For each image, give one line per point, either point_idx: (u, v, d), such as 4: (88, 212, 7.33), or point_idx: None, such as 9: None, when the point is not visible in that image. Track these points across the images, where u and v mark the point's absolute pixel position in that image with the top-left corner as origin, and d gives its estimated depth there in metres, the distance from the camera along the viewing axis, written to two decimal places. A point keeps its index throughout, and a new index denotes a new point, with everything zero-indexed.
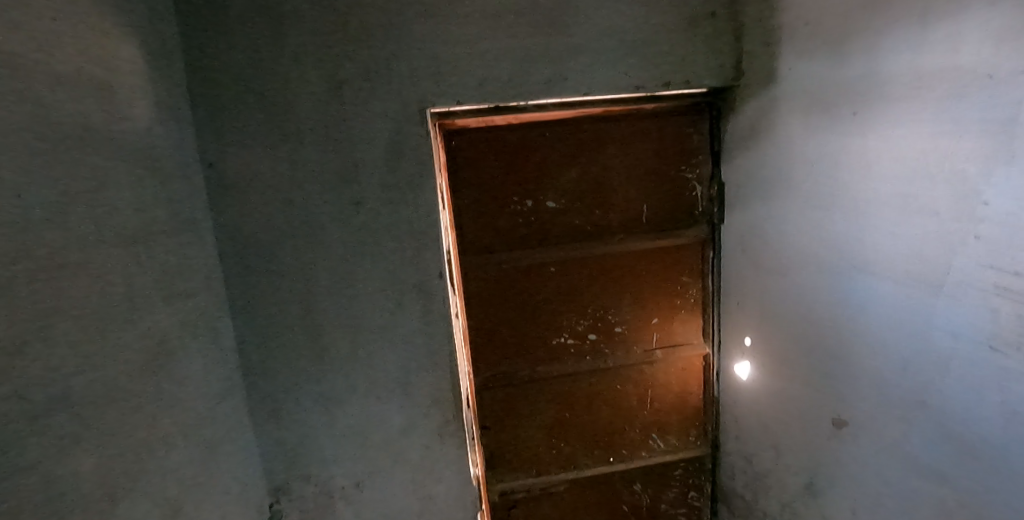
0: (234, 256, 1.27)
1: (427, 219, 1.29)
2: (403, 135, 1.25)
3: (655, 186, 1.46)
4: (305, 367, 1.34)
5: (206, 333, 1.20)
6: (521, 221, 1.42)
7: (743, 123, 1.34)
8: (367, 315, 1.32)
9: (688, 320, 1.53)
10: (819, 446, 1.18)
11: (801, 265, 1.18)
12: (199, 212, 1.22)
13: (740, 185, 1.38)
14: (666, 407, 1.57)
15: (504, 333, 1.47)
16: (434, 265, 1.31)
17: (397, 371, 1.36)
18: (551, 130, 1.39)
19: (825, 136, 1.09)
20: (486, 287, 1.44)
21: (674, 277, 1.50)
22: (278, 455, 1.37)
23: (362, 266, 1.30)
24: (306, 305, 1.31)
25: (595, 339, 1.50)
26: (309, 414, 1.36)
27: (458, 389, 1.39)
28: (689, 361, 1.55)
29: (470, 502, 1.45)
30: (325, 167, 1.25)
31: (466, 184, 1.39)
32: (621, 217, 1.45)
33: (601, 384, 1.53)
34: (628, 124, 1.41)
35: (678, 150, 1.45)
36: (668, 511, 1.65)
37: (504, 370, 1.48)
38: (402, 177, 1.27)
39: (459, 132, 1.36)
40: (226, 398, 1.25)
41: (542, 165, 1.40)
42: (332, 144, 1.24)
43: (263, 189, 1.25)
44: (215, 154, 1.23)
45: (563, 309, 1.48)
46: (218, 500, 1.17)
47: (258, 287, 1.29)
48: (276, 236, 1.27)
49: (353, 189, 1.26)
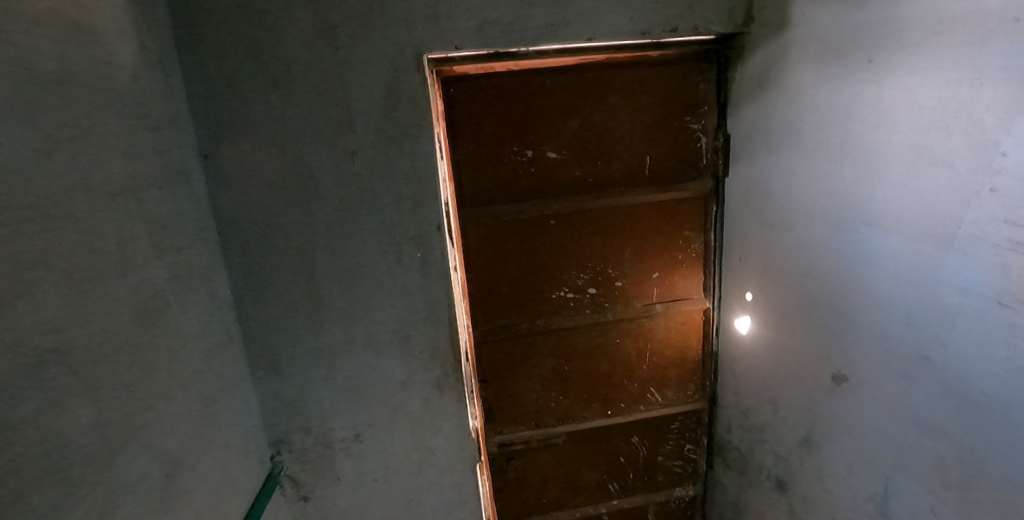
0: (227, 208, 1.24)
1: (425, 171, 1.25)
2: (399, 83, 1.19)
3: (659, 137, 1.41)
4: (304, 321, 1.33)
5: (202, 287, 1.19)
6: (520, 172, 1.38)
7: (752, 71, 1.28)
8: (366, 269, 1.31)
9: (689, 275, 1.51)
10: (817, 400, 1.19)
11: (807, 220, 1.16)
12: (191, 163, 1.18)
13: (746, 137, 1.33)
14: (665, 362, 1.58)
15: (503, 287, 1.45)
16: (433, 219, 1.28)
17: (396, 325, 1.35)
18: (552, 77, 1.33)
19: (837, 85, 1.04)
20: (485, 240, 1.41)
21: (677, 231, 1.48)
22: (278, 407, 1.39)
23: (359, 219, 1.27)
24: (302, 259, 1.29)
25: (595, 294, 1.49)
26: (309, 367, 1.36)
27: (458, 343, 1.39)
28: (688, 316, 1.54)
29: (469, 453, 1.48)
30: (318, 116, 1.20)
31: (464, 134, 1.34)
32: (623, 169, 1.41)
33: (600, 339, 1.53)
34: (633, 72, 1.35)
35: (684, 100, 1.40)
36: (664, 462, 1.68)
37: (504, 324, 1.48)
38: (398, 126, 1.22)
39: (457, 79, 1.30)
40: (224, 352, 1.25)
41: (543, 115, 1.35)
42: (325, 92, 1.19)
43: (255, 139, 1.20)
44: (204, 101, 1.18)
45: (563, 263, 1.45)
46: (219, 452, 1.18)
47: (254, 240, 1.27)
48: (270, 187, 1.24)
49: (348, 139, 1.22)
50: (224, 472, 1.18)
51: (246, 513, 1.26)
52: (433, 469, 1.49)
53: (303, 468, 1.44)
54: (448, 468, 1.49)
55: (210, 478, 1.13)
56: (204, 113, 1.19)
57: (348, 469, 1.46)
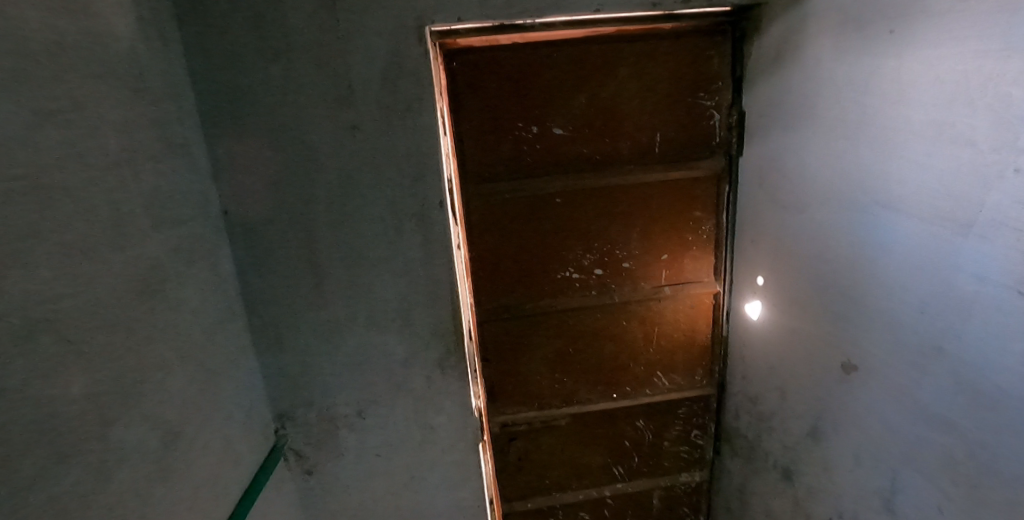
0: (230, 182, 1.24)
1: (426, 147, 1.23)
2: (401, 55, 1.17)
3: (670, 113, 1.34)
4: (306, 297, 1.34)
5: (204, 261, 1.20)
6: (525, 149, 1.34)
7: (768, 45, 1.22)
8: (366, 246, 1.30)
9: (699, 257, 1.46)
10: (826, 388, 1.14)
11: (821, 201, 1.10)
12: (192, 136, 1.18)
13: (761, 115, 1.27)
14: (673, 346, 1.52)
15: (507, 266, 1.42)
16: (435, 195, 1.26)
17: (397, 303, 1.35)
18: (558, 50, 1.27)
19: (856, 59, 0.98)
20: (488, 218, 1.38)
21: (687, 212, 1.42)
22: (282, 381, 1.40)
23: (360, 195, 1.26)
24: (303, 235, 1.28)
25: (601, 275, 1.44)
26: (311, 343, 1.37)
27: (460, 322, 1.38)
28: (698, 300, 1.49)
29: (470, 432, 1.48)
30: (318, 90, 1.18)
31: (468, 108, 1.30)
32: (632, 146, 1.35)
33: (607, 320, 1.48)
34: (644, 44, 1.29)
35: (697, 74, 1.33)
36: (670, 448, 1.65)
37: (506, 304, 1.44)
38: (400, 100, 1.20)
39: (460, 51, 1.26)
40: (226, 326, 1.26)
41: (548, 89, 1.30)
42: (326, 64, 1.16)
43: (256, 114, 1.20)
44: (205, 75, 1.17)
45: (568, 243, 1.41)
46: (220, 424, 1.20)
47: (255, 216, 1.27)
48: (271, 161, 1.23)
49: (349, 113, 1.20)
50: (225, 444, 1.21)
51: (249, 484, 1.28)
52: (434, 447, 1.49)
53: (306, 442, 1.47)
54: (449, 447, 1.49)
55: (210, 449, 1.15)
56: (206, 87, 1.18)
57: (351, 445, 1.47)
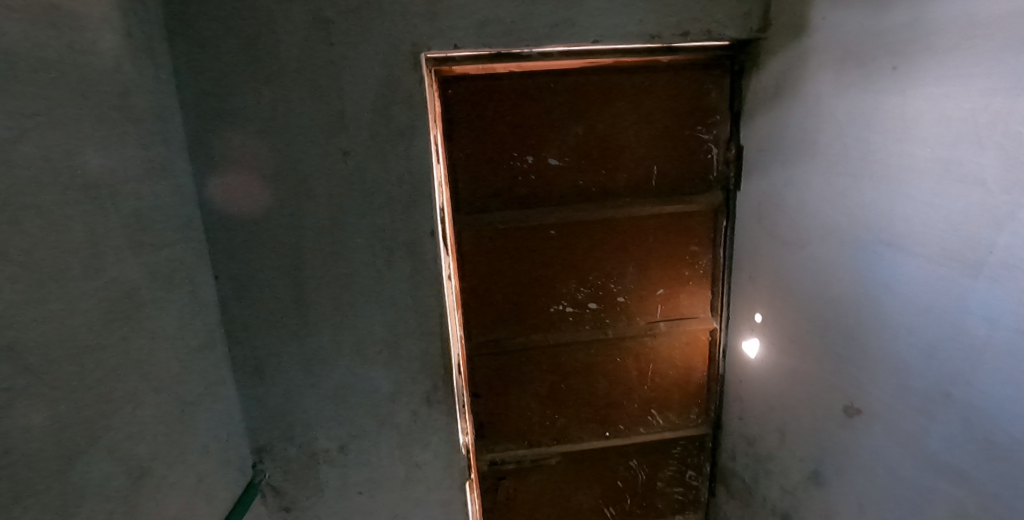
0: (216, 206, 1.21)
1: (419, 174, 1.20)
2: (395, 81, 1.15)
3: (668, 145, 1.32)
4: (290, 325, 1.29)
5: (185, 286, 1.15)
6: (520, 179, 1.29)
7: (767, 80, 1.22)
8: (354, 273, 1.25)
9: (696, 292, 1.42)
10: (829, 432, 1.10)
11: (822, 238, 1.08)
12: (177, 157, 1.14)
13: (759, 150, 1.26)
14: (668, 383, 1.47)
15: (498, 298, 1.36)
16: (427, 223, 1.23)
17: (384, 333, 1.30)
18: (556, 79, 1.25)
19: (859, 95, 0.97)
20: (479, 248, 1.33)
21: (684, 246, 1.38)
22: (262, 413, 1.34)
23: (349, 222, 1.22)
24: (289, 261, 1.24)
25: (596, 309, 1.39)
26: (293, 373, 1.32)
27: (449, 355, 1.32)
28: (694, 336, 1.45)
29: (457, 470, 1.41)
30: (310, 114, 1.16)
31: (462, 135, 1.27)
32: (629, 178, 1.32)
33: (601, 356, 1.42)
34: (642, 77, 1.27)
35: (695, 108, 1.31)
36: (664, 489, 1.58)
37: (497, 338, 1.38)
38: (393, 126, 1.17)
39: (457, 78, 1.24)
40: (204, 354, 1.21)
41: (545, 118, 1.27)
42: (319, 88, 1.14)
43: (245, 136, 1.17)
44: (194, 96, 1.15)
45: (562, 275, 1.36)
46: (194, 458, 1.13)
47: (240, 240, 1.23)
48: (258, 185, 1.19)
49: (341, 138, 1.17)
50: (198, 480, 1.14)
51: None
52: (419, 485, 1.42)
53: (285, 477, 1.39)
54: (434, 485, 1.42)
55: (181, 485, 1.08)
56: (195, 108, 1.15)
57: (331, 481, 1.40)
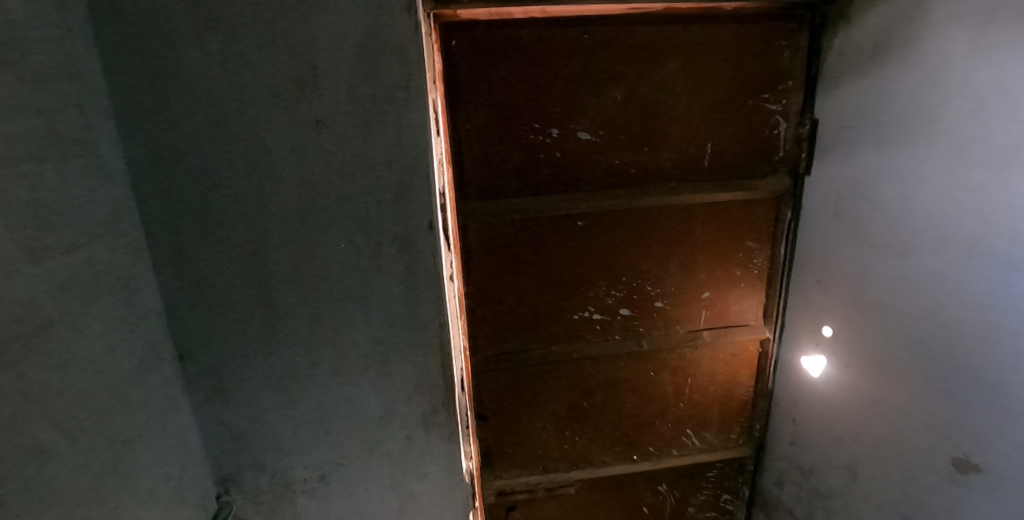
0: (152, 188, 0.93)
1: (414, 150, 0.93)
2: (383, 27, 0.86)
3: (727, 116, 1.05)
4: (255, 336, 1.04)
5: (116, 293, 0.90)
6: (541, 157, 1.02)
7: (863, 36, 0.94)
8: (333, 276, 1.00)
9: (747, 296, 1.18)
10: (929, 484, 0.89)
11: (937, 246, 0.84)
12: (98, 126, 0.86)
13: (845, 126, 0.99)
14: (708, 400, 1.25)
15: (511, 304, 1.11)
16: (424, 213, 0.97)
17: (371, 348, 1.06)
18: (590, 30, 0.96)
19: (1014, 58, 0.70)
20: (489, 243, 1.07)
21: (738, 241, 1.13)
22: (226, 439, 1.11)
23: (325, 210, 0.96)
24: (251, 259, 0.98)
25: (628, 317, 1.15)
26: (262, 393, 1.07)
27: (449, 371, 1.09)
28: (741, 347, 1.22)
29: (460, 502, 1.20)
30: (271, 70, 0.87)
31: (468, 101, 0.98)
32: (676, 158, 1.06)
33: (632, 370, 1.19)
34: (700, 28, 0.99)
35: (764, 70, 1.04)
36: (694, 514, 1.38)
37: (509, 351, 1.14)
38: (380, 86, 0.89)
39: (462, 25, 0.94)
40: (145, 376, 0.96)
41: (575, 81, 0.99)
42: (281, 35, 0.86)
43: (188, 100, 0.89)
44: (118, 43, 0.85)
45: (589, 277, 1.11)
46: (136, 511, 0.90)
47: (187, 233, 0.96)
48: (204, 162, 0.92)
49: (312, 103, 0.89)
50: None
51: None
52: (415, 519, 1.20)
53: (256, 510, 1.17)
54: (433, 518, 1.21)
55: None
56: (119, 60, 0.86)
57: (311, 514, 1.18)
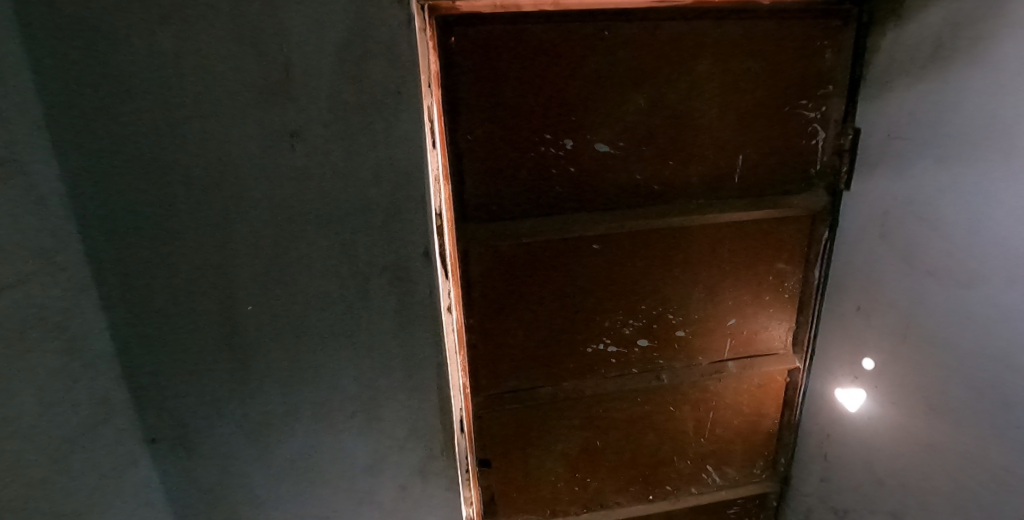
0: (89, 215, 0.74)
1: (407, 166, 0.78)
2: (371, 19, 0.72)
3: (760, 126, 0.93)
4: (223, 389, 0.86)
5: (54, 346, 0.71)
6: (552, 173, 0.89)
7: (918, 34, 0.82)
8: (312, 311, 0.84)
9: (776, 322, 1.07)
10: None
11: (1018, 280, 0.72)
12: (23, 130, 0.66)
13: (895, 136, 0.87)
14: (730, 434, 1.15)
15: (518, 337, 0.99)
16: (420, 240, 0.83)
17: (358, 391, 0.90)
18: (611, 26, 0.83)
19: None
20: (492, 272, 0.94)
21: (769, 263, 1.02)
22: (195, 501, 0.92)
23: (302, 239, 0.80)
24: (218, 289, 0.81)
25: (646, 348, 1.03)
26: (235, 441, 0.89)
27: (449, 416, 0.95)
28: (768, 377, 1.11)
29: None
30: (235, 70, 0.71)
31: (469, 109, 0.84)
32: (703, 173, 0.94)
33: (649, 405, 1.08)
34: (735, 25, 0.87)
35: (804, 73, 0.92)
36: None
37: (514, 389, 1.02)
38: (367, 91, 0.74)
39: (463, 20, 0.80)
40: (94, 447, 0.77)
41: (592, 85, 0.86)
42: (247, 28, 0.69)
43: (135, 100, 0.70)
44: (46, 25, 0.67)
45: (604, 305, 0.99)
46: None
47: (139, 256, 0.77)
48: (154, 184, 0.74)
49: (285, 110, 0.73)
50: None
51: None
52: None
53: None
54: None
55: None
56: (46, 47, 0.67)
57: None
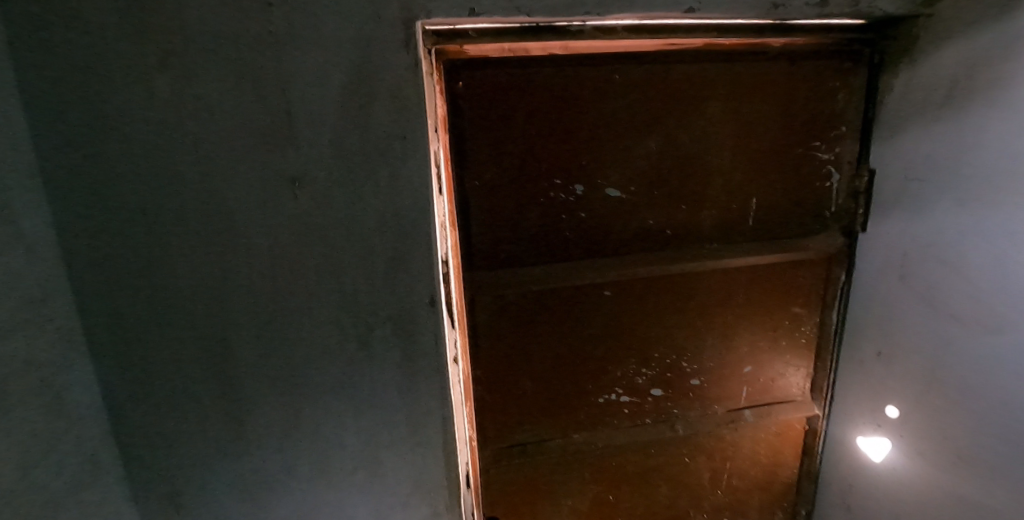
0: (78, 266, 0.70)
1: (413, 212, 0.76)
2: (377, 62, 0.69)
3: (773, 168, 0.91)
4: (215, 449, 0.81)
5: (37, 408, 0.66)
6: (561, 218, 0.87)
7: (931, 77, 0.80)
8: (311, 364, 0.80)
9: (793, 368, 1.03)
10: None
11: None
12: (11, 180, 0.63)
13: (909, 177, 0.85)
14: (747, 485, 1.10)
15: (527, 387, 0.95)
16: (425, 288, 0.79)
17: (360, 448, 0.85)
18: (621, 69, 0.82)
19: None
20: (499, 319, 0.90)
21: (784, 307, 0.99)
22: None
23: (302, 288, 0.76)
24: (213, 342, 0.76)
25: (660, 397, 0.99)
26: (227, 503, 0.83)
27: (454, 471, 0.90)
28: (785, 425, 1.07)
29: None
30: (237, 115, 0.68)
31: (477, 154, 0.82)
32: (716, 217, 0.91)
33: (663, 456, 1.03)
34: (746, 68, 0.85)
35: (815, 115, 0.90)
36: None
37: (523, 441, 0.97)
38: (372, 135, 0.72)
39: (470, 63, 0.78)
40: (74, 517, 0.71)
41: (602, 129, 0.84)
42: (249, 72, 0.67)
43: (132, 148, 0.67)
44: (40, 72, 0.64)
45: (616, 353, 0.95)
46: None
47: (132, 308, 0.73)
48: (148, 233, 0.70)
49: (288, 156, 0.71)
50: None
51: None
52: None
53: None
54: None
55: None
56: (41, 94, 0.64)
57: None
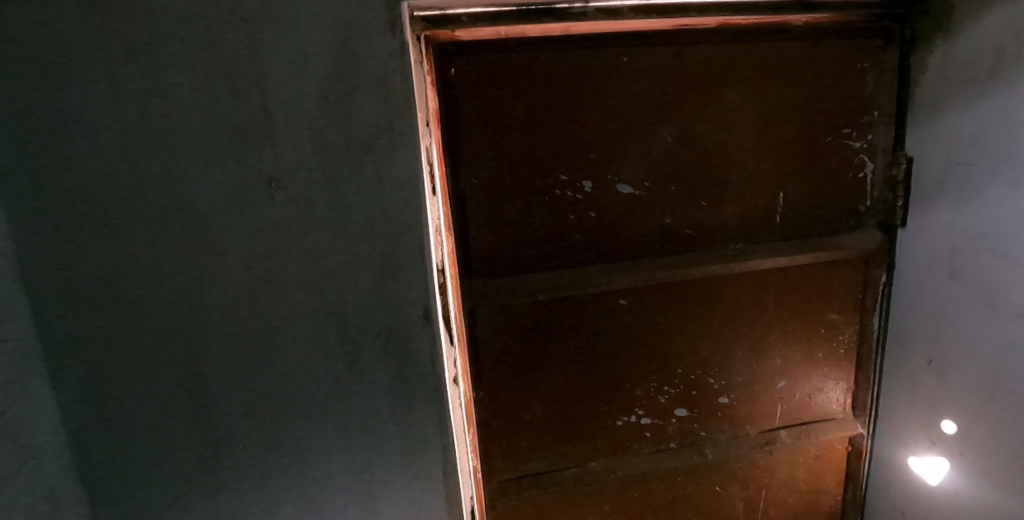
0: (16, 292, 0.59)
1: (403, 214, 0.67)
2: (361, 45, 0.61)
3: (801, 159, 0.82)
4: (184, 497, 0.69)
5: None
6: (569, 219, 0.78)
7: (971, 48, 0.72)
8: (295, 391, 0.69)
9: (832, 382, 0.93)
10: None
11: None
12: None
13: (954, 161, 0.76)
14: (785, 514, 0.98)
15: (536, 409, 0.85)
16: (419, 300, 0.70)
17: (349, 486, 0.74)
18: (629, 52, 0.74)
19: None
20: (503, 334, 0.81)
21: (819, 314, 0.89)
22: None
23: (281, 304, 0.66)
24: (191, 365, 0.65)
25: (685, 418, 0.89)
26: None
27: (458, 509, 0.79)
28: (826, 446, 0.96)
29: None
30: (206, 108, 0.59)
31: (474, 150, 0.74)
32: (741, 214, 0.82)
33: (690, 485, 0.92)
34: (767, 48, 0.78)
35: (845, 100, 0.82)
36: None
37: (534, 471, 0.87)
38: (357, 128, 0.63)
39: (463, 49, 0.71)
40: None
41: (611, 119, 0.76)
42: (216, 57, 0.58)
43: (90, 144, 0.58)
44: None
45: (635, 369, 0.85)
46: None
47: (98, 328, 0.62)
48: (101, 247, 0.60)
49: (263, 154, 0.62)
50: None
51: None
52: None
53: None
54: None
55: None
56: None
57: None
